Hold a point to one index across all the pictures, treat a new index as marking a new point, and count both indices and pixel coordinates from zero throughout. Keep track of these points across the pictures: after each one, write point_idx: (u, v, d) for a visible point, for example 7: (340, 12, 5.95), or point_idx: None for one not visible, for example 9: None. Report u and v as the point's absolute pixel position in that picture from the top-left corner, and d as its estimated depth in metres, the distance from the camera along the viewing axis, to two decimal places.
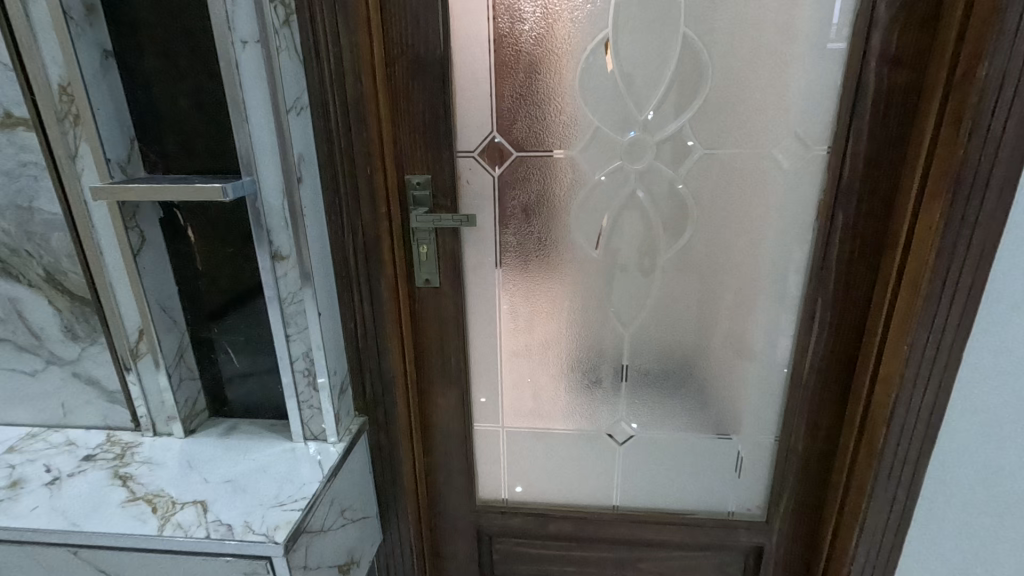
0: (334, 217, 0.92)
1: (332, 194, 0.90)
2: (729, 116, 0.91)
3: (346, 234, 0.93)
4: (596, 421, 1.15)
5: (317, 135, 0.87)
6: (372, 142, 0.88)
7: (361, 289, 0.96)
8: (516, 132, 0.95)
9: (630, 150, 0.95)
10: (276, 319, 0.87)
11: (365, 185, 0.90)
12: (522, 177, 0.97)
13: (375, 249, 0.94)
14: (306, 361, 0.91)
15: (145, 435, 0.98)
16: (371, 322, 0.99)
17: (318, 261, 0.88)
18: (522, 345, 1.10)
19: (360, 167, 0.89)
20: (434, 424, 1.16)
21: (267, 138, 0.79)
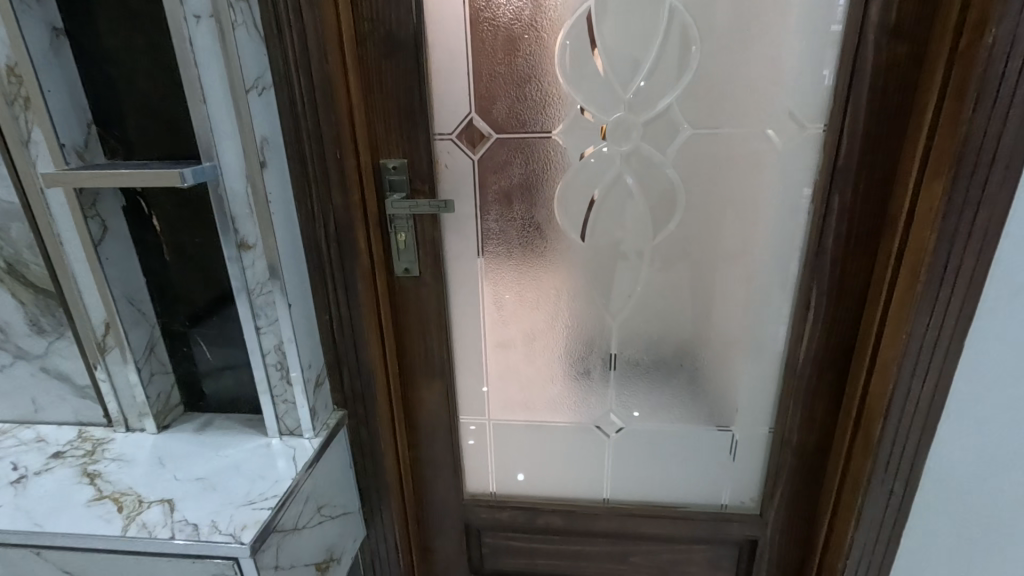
0: (305, 204, 0.88)
1: (301, 180, 0.86)
2: (719, 93, 0.86)
3: (318, 222, 0.89)
4: (585, 414, 1.11)
5: (283, 117, 0.83)
6: (341, 123, 0.84)
7: (335, 279, 0.92)
8: (495, 113, 0.90)
9: (616, 131, 0.90)
10: (245, 310, 0.83)
11: (335, 170, 0.86)
12: (504, 160, 0.93)
13: (349, 237, 0.90)
14: (278, 355, 0.87)
15: (118, 431, 0.96)
16: (347, 314, 0.95)
17: (288, 250, 0.84)
18: (507, 336, 1.06)
19: (330, 151, 0.85)
20: (419, 417, 1.13)
21: (227, 120, 0.74)
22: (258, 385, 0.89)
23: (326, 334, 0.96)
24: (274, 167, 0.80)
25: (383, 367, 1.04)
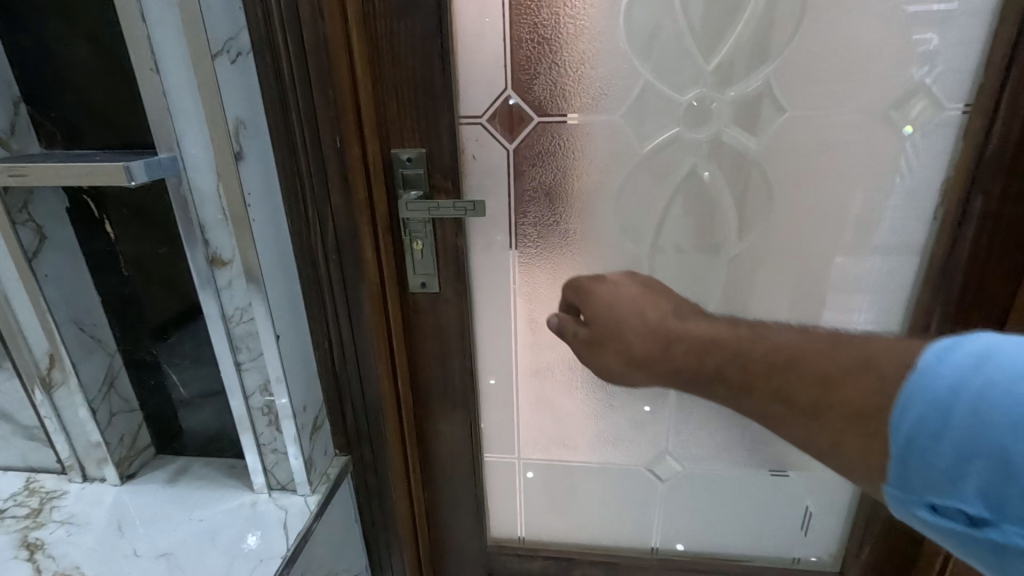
0: (295, 208, 0.67)
1: (292, 176, 0.66)
2: (829, 64, 0.67)
3: (314, 230, 0.68)
4: (635, 455, 0.94)
5: (263, 92, 0.62)
6: (342, 100, 0.63)
7: (335, 303, 0.72)
8: (538, 91, 0.72)
9: (690, 115, 0.71)
10: (221, 342, 0.66)
11: (334, 163, 0.65)
12: (547, 149, 0.74)
13: (354, 251, 0.69)
14: (265, 396, 0.69)
15: (73, 482, 0.78)
16: (350, 345, 0.75)
17: (276, 267, 0.66)
18: (545, 363, 0.88)
19: (327, 138, 0.63)
20: (436, 457, 0.95)
21: (189, 96, 0.56)
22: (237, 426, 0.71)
23: (325, 368, 0.77)
24: (255, 159, 0.61)
25: (395, 401, 0.86)
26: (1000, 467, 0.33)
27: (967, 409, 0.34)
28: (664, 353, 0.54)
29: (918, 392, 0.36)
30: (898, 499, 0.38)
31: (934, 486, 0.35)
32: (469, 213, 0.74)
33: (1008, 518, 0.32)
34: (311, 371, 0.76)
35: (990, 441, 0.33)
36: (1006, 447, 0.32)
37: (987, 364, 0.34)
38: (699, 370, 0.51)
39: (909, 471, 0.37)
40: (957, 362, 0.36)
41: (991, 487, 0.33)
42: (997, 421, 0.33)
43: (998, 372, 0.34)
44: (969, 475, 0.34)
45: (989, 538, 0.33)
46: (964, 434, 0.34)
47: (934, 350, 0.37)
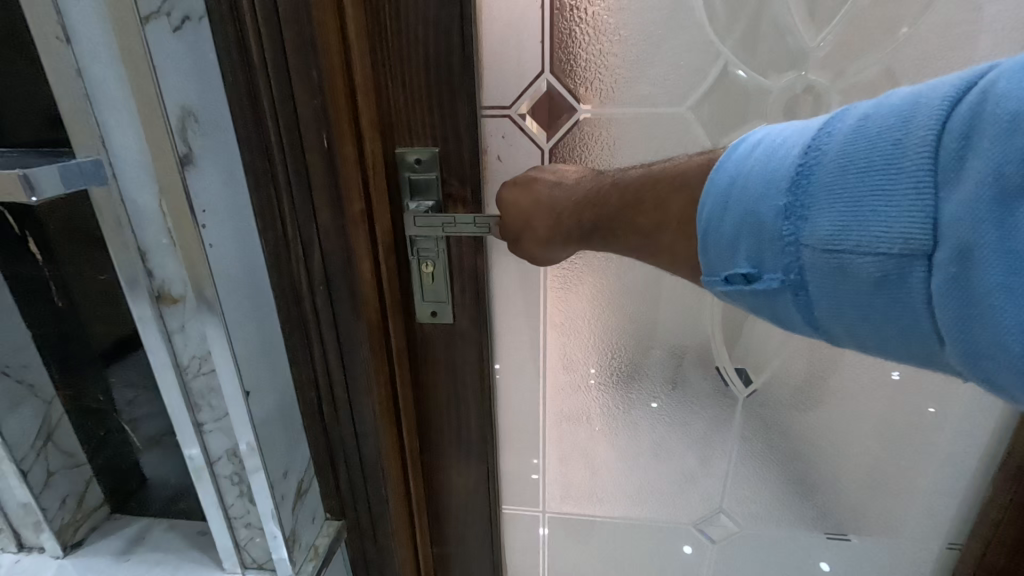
0: (271, 226, 0.52)
1: (266, 185, 0.50)
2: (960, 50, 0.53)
3: (296, 256, 0.53)
4: (682, 512, 0.79)
5: (225, 71, 0.46)
6: (332, 84, 0.46)
7: (323, 345, 0.57)
8: (584, 75, 0.58)
9: (780, 107, 0.57)
10: (174, 398, 0.50)
11: (321, 170, 0.49)
12: (591, 147, 0.61)
13: (346, 284, 0.53)
14: (234, 463, 0.55)
15: (6, 553, 0.64)
16: (342, 397, 0.60)
17: (244, 305, 0.50)
18: (580, 405, 0.74)
19: (311, 137, 0.47)
20: (448, 511, 0.81)
21: (109, 76, 0.39)
22: (193, 481, 0.55)
23: (313, 422, 0.62)
24: (212, 164, 0.46)
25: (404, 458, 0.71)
26: (759, 227, 0.38)
27: (740, 191, 0.39)
28: (556, 224, 0.54)
29: (712, 185, 0.41)
30: (707, 283, 0.43)
31: (724, 258, 0.41)
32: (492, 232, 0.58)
33: (768, 268, 0.38)
34: (294, 427, 0.61)
35: (752, 209, 0.39)
36: (760, 209, 0.38)
37: (759, 149, 0.40)
38: (580, 227, 0.53)
39: (708, 253, 0.42)
40: (738, 154, 0.41)
41: (754, 246, 0.39)
42: (758, 190, 0.38)
43: (763, 153, 0.40)
44: (742, 243, 0.39)
45: (760, 289, 0.39)
46: (739, 210, 0.39)
47: (728, 152, 0.42)
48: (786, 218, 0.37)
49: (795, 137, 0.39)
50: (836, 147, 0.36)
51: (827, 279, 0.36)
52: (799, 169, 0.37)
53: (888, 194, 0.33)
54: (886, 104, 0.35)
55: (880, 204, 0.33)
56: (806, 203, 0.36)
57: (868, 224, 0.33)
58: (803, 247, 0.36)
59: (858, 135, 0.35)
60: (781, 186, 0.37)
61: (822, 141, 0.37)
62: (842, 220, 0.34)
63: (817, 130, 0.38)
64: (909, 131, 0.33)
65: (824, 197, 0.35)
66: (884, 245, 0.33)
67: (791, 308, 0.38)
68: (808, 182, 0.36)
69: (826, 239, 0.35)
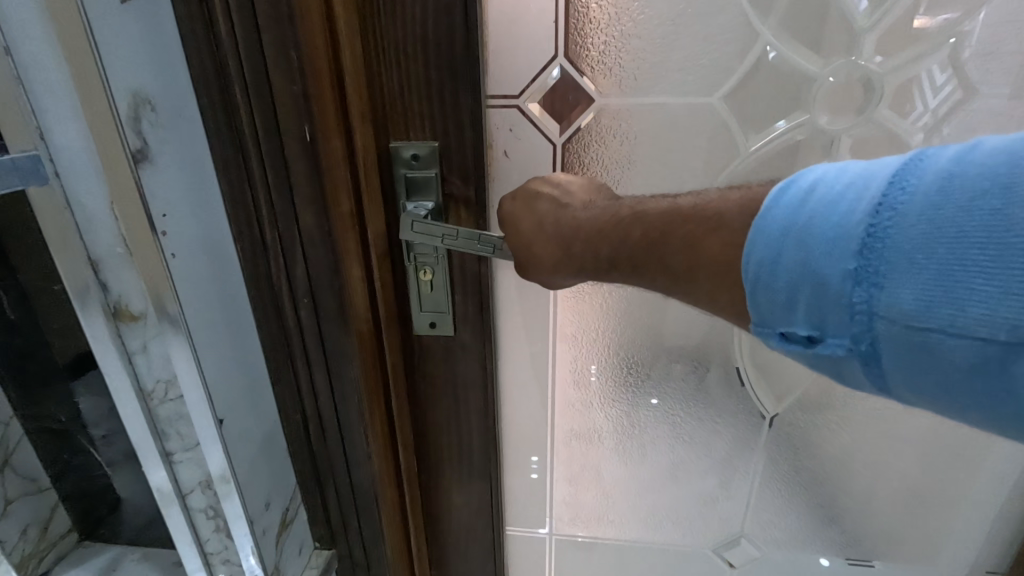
0: (248, 230, 0.46)
1: (240, 184, 0.44)
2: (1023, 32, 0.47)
3: (276, 264, 0.47)
4: (699, 535, 0.74)
5: (189, 52, 0.40)
6: (315, 69, 0.40)
7: (308, 363, 0.51)
8: (604, 60, 0.51)
9: (825, 96, 0.51)
10: (138, 428, 0.44)
11: (302, 167, 0.43)
12: (609, 140, 0.54)
13: (333, 295, 0.47)
14: (208, 496, 0.49)
15: None
16: (330, 419, 0.54)
17: (212, 321, 0.45)
18: (591, 423, 0.68)
19: (291, 130, 0.42)
20: (448, 533, 0.75)
21: (46, 55, 0.33)
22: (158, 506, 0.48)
23: (299, 445, 0.56)
24: (173, 161, 0.40)
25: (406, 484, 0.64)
26: (820, 289, 0.31)
27: (795, 244, 0.32)
28: (566, 256, 0.47)
29: (757, 233, 0.34)
30: (755, 333, 0.36)
31: (775, 315, 0.34)
32: (499, 253, 0.51)
33: (831, 334, 0.32)
34: (277, 451, 0.55)
35: (810, 268, 0.31)
36: (821, 269, 0.31)
37: (814, 194, 0.32)
38: (597, 262, 0.45)
39: (756, 307, 0.34)
40: (787, 198, 0.33)
41: (815, 309, 0.32)
42: (819, 246, 0.31)
43: (819, 200, 0.32)
44: (800, 304, 0.32)
45: (821, 355, 0.33)
46: (795, 268, 0.32)
47: (772, 193, 0.34)
48: (856, 285, 0.30)
49: (858, 183, 0.31)
50: (918, 206, 0.29)
51: (908, 356, 0.29)
52: (871, 228, 0.30)
53: (991, 270, 0.26)
54: (976, 155, 0.28)
55: (980, 282, 0.27)
56: (882, 270, 0.29)
57: (966, 304, 0.27)
58: (878, 319, 0.29)
59: (946, 193, 0.28)
60: (851, 246, 0.30)
61: (898, 195, 0.29)
62: (930, 296, 0.28)
63: (887, 178, 0.31)
64: (1017, 196, 0.26)
65: (906, 266, 0.29)
66: (986, 330, 0.26)
67: (856, 376, 0.32)
68: (882, 245, 0.29)
69: (910, 315, 0.28)
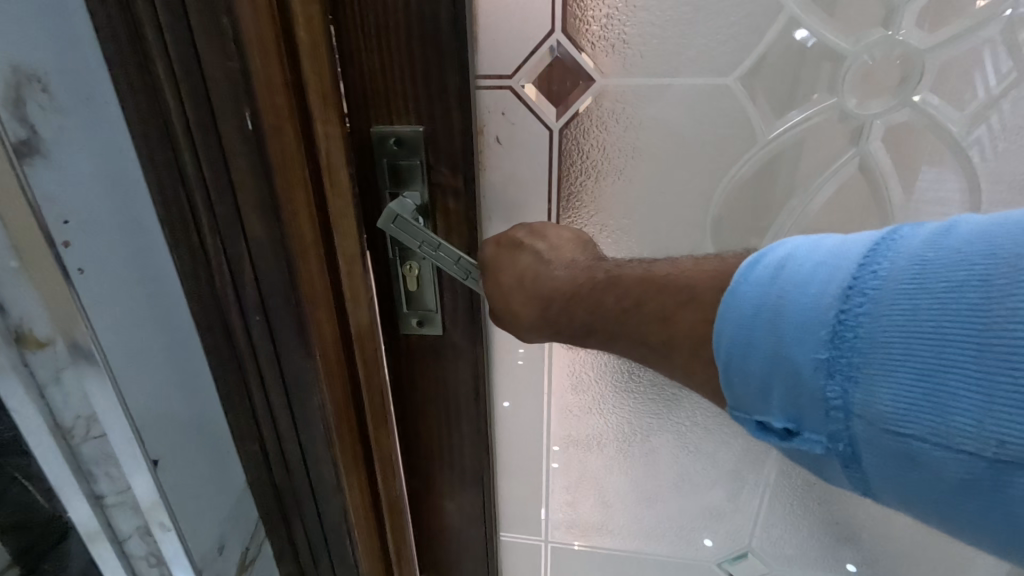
0: (184, 231, 0.41)
1: (172, 179, 0.39)
2: None
3: (221, 270, 0.42)
4: (705, 548, 0.70)
5: (100, 26, 0.36)
6: (259, 39, 0.35)
7: (261, 377, 0.46)
8: (606, 36, 0.46)
9: (857, 75, 0.45)
10: (61, 465, 0.43)
11: (242, 156, 0.37)
12: (612, 124, 0.49)
13: (287, 300, 0.42)
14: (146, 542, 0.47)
15: None
16: (289, 438, 0.49)
17: (133, 351, 0.42)
18: (591, 430, 0.64)
19: (229, 123, 0.37)
20: (440, 539, 0.71)
21: None
22: (85, 544, 0.47)
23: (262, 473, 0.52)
24: (83, 169, 0.38)
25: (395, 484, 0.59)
26: (793, 381, 0.29)
27: (767, 325, 0.30)
28: (545, 317, 0.44)
29: (728, 310, 0.32)
30: (734, 417, 0.34)
31: (749, 401, 0.32)
32: (472, 280, 0.49)
33: (808, 428, 0.30)
34: (229, 491, 0.52)
35: (783, 354, 0.29)
36: (792, 357, 0.29)
37: (784, 271, 0.30)
38: (572, 328, 0.42)
39: (732, 390, 0.33)
40: (758, 273, 0.31)
41: (791, 397, 0.30)
42: (791, 330, 0.29)
43: (789, 279, 0.30)
44: (775, 391, 0.30)
45: (800, 450, 0.30)
46: (768, 353, 0.30)
47: (742, 266, 0.32)
48: (829, 377, 0.28)
49: (830, 263, 0.29)
50: (889, 295, 0.26)
51: (888, 460, 0.27)
52: (841, 316, 0.27)
53: (974, 376, 0.24)
54: (952, 240, 0.26)
55: (961, 389, 0.24)
56: (856, 364, 0.27)
57: (949, 412, 0.24)
58: (855, 418, 0.27)
59: (920, 282, 0.26)
60: (821, 333, 0.28)
61: (868, 280, 0.27)
62: (905, 397, 0.26)
63: (858, 259, 0.28)
64: (996, 291, 0.23)
65: (880, 361, 0.26)
66: (971, 443, 0.24)
67: (838, 473, 0.30)
68: (854, 335, 0.27)
69: (887, 418, 0.26)
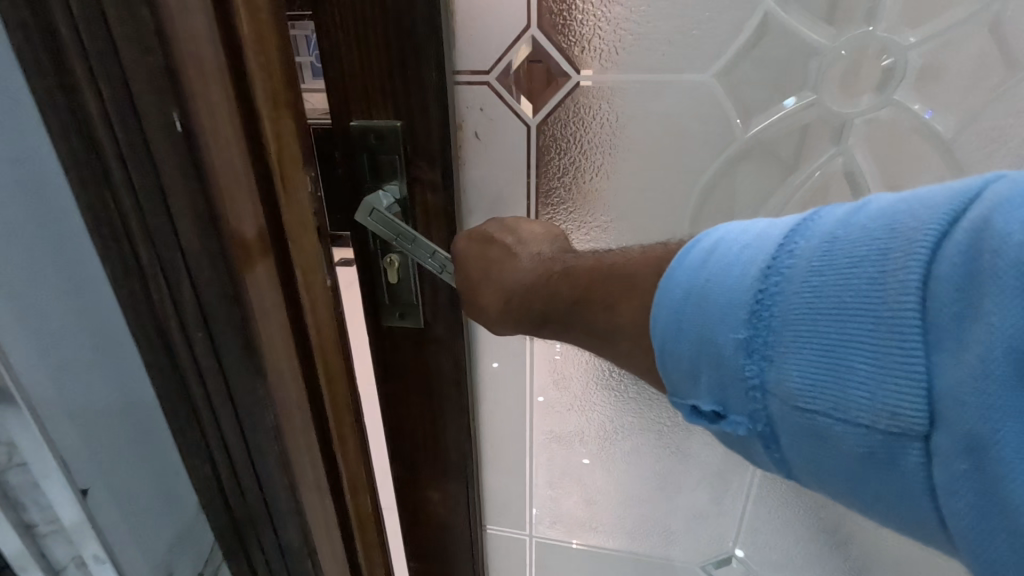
0: (117, 252, 0.31)
1: (95, 182, 0.29)
2: None
3: (162, 305, 0.32)
4: (689, 550, 0.70)
5: None
6: (188, 25, 0.27)
7: (221, 432, 0.37)
8: (581, 33, 0.46)
9: (837, 72, 0.44)
10: None
11: (173, 164, 0.29)
12: (589, 121, 0.49)
13: (238, 345, 0.33)
14: None
15: None
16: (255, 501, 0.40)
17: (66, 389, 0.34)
18: (572, 429, 0.64)
19: (153, 125, 0.28)
20: (424, 529, 0.72)
21: None
22: None
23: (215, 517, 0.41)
24: None
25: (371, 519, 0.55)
26: (718, 362, 0.31)
27: (696, 308, 0.32)
28: (511, 308, 0.45)
29: (664, 293, 0.34)
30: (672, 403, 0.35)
31: (680, 386, 0.34)
32: (448, 273, 0.50)
33: (733, 411, 0.31)
34: None
35: (708, 338, 0.31)
36: (716, 338, 0.31)
37: (714, 256, 0.33)
38: (531, 315, 0.44)
39: (667, 374, 0.34)
40: (690, 259, 0.34)
41: (718, 382, 0.31)
42: (715, 313, 0.31)
43: (718, 262, 0.32)
44: (704, 376, 0.32)
45: (726, 432, 0.32)
46: (697, 338, 0.32)
47: (678, 253, 0.35)
48: (749, 356, 0.30)
49: (753, 247, 0.31)
50: (801, 273, 0.29)
51: (802, 436, 0.29)
52: (759, 295, 0.30)
53: (869, 349, 0.26)
54: (860, 219, 0.28)
55: (860, 362, 0.26)
56: (770, 341, 0.29)
57: (849, 386, 0.27)
58: (770, 396, 0.29)
59: (827, 262, 0.28)
60: (741, 315, 0.30)
61: (783, 261, 0.30)
62: (811, 371, 0.28)
63: (778, 241, 0.31)
64: (889, 266, 0.26)
65: (792, 337, 0.28)
66: (867, 415, 0.26)
67: (760, 453, 0.32)
68: (770, 313, 0.29)
69: (796, 393, 0.28)
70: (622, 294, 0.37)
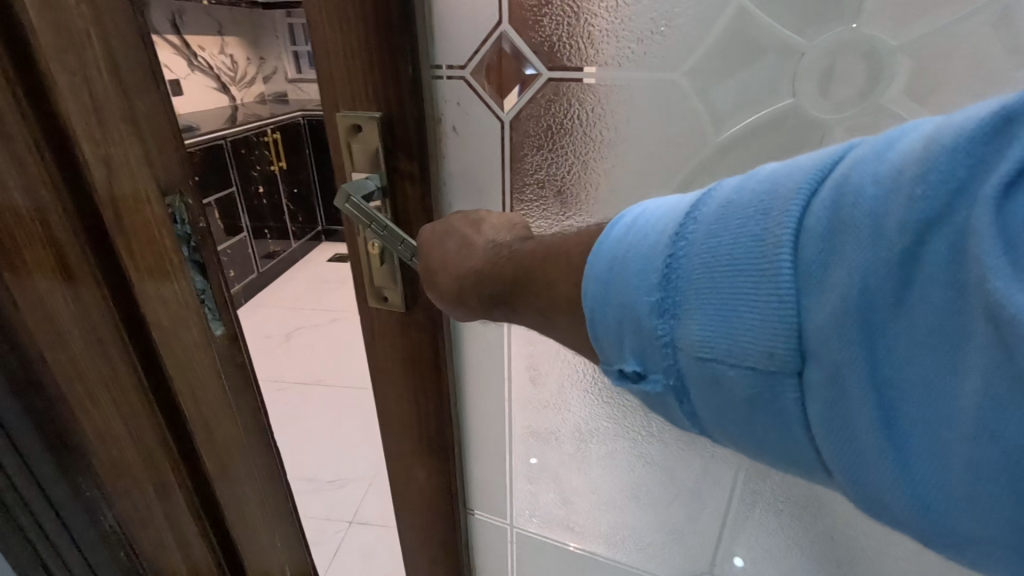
0: None
1: None
2: None
3: None
4: (665, 562, 0.68)
5: None
6: None
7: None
8: (552, 29, 0.45)
9: (819, 73, 0.41)
10: None
11: None
12: (562, 115, 0.48)
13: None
14: None
15: None
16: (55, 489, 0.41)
17: None
18: (549, 426, 0.64)
19: None
20: (404, 508, 0.74)
21: None
22: None
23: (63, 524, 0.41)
24: None
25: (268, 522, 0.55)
26: (637, 325, 0.28)
27: (615, 279, 0.29)
28: (461, 297, 0.46)
29: (590, 266, 0.31)
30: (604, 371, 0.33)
31: (609, 350, 0.31)
32: (415, 260, 0.51)
33: (652, 370, 0.29)
34: None
35: (628, 303, 0.28)
36: (632, 303, 0.28)
37: (633, 227, 0.30)
38: (478, 305, 0.44)
39: (597, 339, 0.31)
40: (611, 235, 0.31)
41: (637, 343, 0.29)
42: (632, 278, 0.28)
43: (634, 234, 0.29)
44: (627, 340, 0.29)
45: (648, 393, 0.29)
46: (619, 305, 0.29)
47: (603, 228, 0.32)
48: (660, 316, 0.27)
49: (664, 215, 0.29)
50: (704, 232, 0.26)
51: (707, 390, 0.27)
52: (668, 260, 0.27)
53: (758, 300, 0.24)
54: (755, 179, 0.26)
55: (751, 313, 0.24)
56: (677, 299, 0.27)
57: (739, 338, 0.25)
58: (678, 353, 0.27)
59: (723, 220, 0.26)
60: (651, 277, 0.28)
61: (688, 226, 0.27)
62: (709, 327, 0.25)
63: (687, 207, 0.28)
64: (771, 219, 0.24)
65: (694, 294, 0.26)
66: (754, 359, 0.24)
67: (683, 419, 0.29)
68: (677, 272, 0.27)
69: (698, 348, 0.26)
70: (553, 275, 0.36)
